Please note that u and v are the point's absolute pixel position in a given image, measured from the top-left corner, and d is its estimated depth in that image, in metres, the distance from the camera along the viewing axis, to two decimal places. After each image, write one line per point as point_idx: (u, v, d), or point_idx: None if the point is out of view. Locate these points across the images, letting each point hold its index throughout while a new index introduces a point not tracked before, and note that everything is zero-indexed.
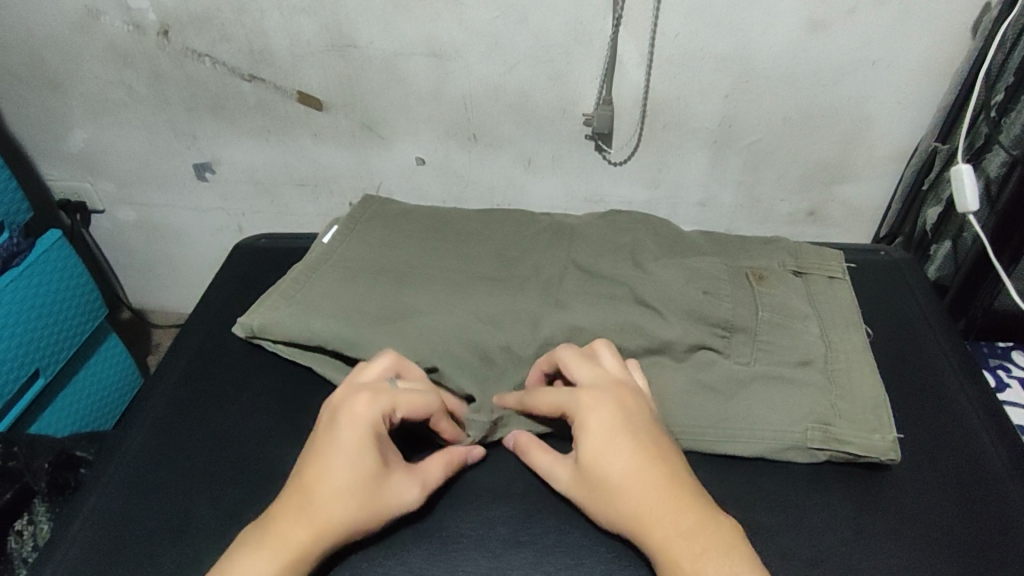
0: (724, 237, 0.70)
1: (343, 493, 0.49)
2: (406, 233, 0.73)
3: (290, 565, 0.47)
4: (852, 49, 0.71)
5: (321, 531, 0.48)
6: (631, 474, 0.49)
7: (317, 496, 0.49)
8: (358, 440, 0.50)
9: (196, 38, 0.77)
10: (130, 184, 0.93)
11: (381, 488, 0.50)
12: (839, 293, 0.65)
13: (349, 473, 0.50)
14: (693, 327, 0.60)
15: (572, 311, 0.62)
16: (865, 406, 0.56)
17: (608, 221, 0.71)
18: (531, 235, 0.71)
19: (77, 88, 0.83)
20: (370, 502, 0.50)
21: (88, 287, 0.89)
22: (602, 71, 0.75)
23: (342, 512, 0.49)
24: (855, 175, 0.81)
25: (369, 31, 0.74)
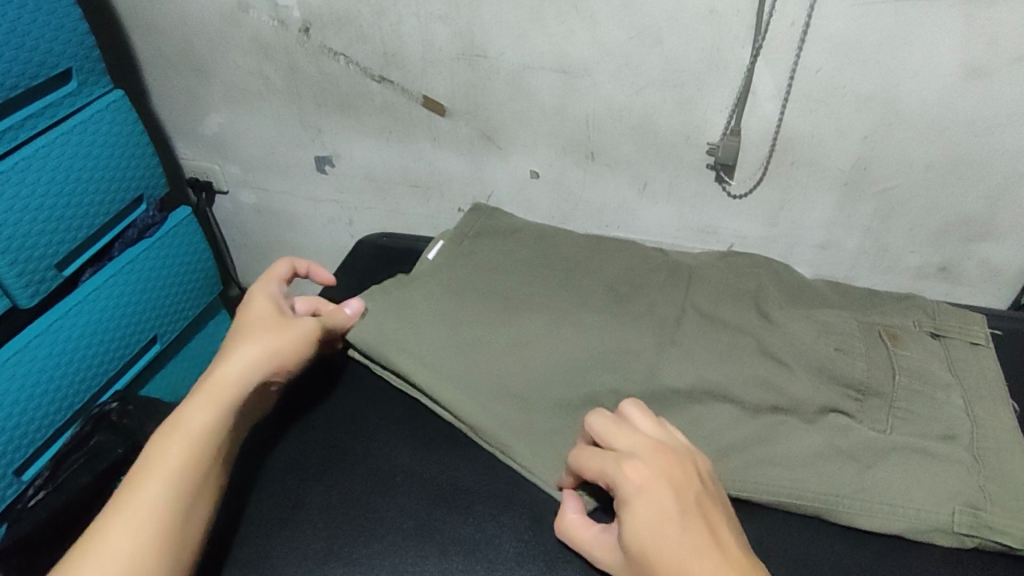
0: (850, 287, 0.67)
1: (253, 331, 0.57)
2: (516, 256, 0.72)
3: (210, 397, 0.53)
4: (1011, 100, 0.66)
5: (244, 362, 0.55)
6: (671, 547, 0.44)
7: (236, 338, 0.57)
8: (251, 298, 0.61)
9: (335, 36, 0.80)
10: (252, 168, 0.98)
11: (283, 319, 0.59)
12: (982, 361, 0.60)
13: (249, 321, 0.59)
14: (825, 387, 0.58)
15: (689, 363, 0.60)
16: (1017, 489, 0.52)
17: (728, 260, 0.69)
18: (643, 269, 0.70)
19: (219, 76, 0.88)
20: (275, 330, 0.58)
21: (206, 263, 0.94)
22: (734, 101, 0.73)
23: (258, 342, 0.56)
24: (998, 233, 0.75)
25: (501, 43, 0.76)
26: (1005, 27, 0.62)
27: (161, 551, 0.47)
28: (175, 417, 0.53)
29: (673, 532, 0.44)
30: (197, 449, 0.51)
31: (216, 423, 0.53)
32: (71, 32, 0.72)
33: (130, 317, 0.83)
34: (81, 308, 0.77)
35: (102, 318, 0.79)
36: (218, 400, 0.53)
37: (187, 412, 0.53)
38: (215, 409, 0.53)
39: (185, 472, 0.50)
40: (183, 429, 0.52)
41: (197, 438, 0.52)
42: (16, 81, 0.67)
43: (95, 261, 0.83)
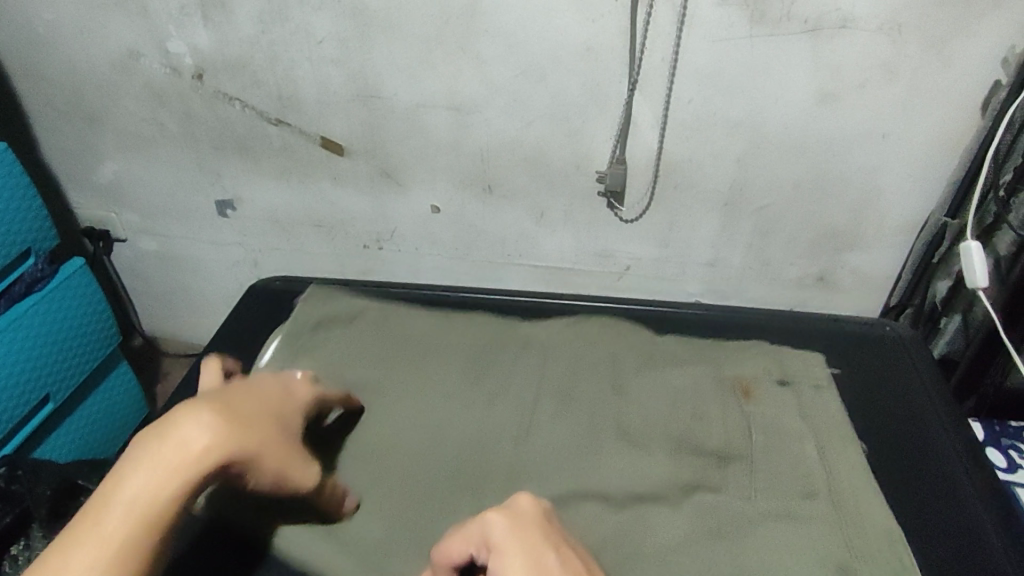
0: (697, 343, 0.70)
1: (274, 426, 0.50)
2: (367, 337, 0.72)
3: (182, 465, 0.44)
4: (860, 122, 0.73)
5: (238, 450, 0.47)
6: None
7: (261, 428, 0.49)
8: (275, 397, 0.54)
9: (229, 81, 0.81)
10: (152, 216, 0.96)
11: (300, 433, 0.53)
12: (828, 402, 0.64)
13: (272, 416, 0.51)
14: (687, 461, 0.59)
15: (552, 446, 0.61)
16: (876, 533, 0.54)
17: (586, 328, 0.72)
18: (508, 348, 0.71)
19: (112, 123, 0.87)
20: (285, 440, 0.50)
21: (105, 315, 0.91)
22: (616, 131, 0.77)
23: (274, 450, 0.49)
24: (863, 243, 0.81)
25: (394, 84, 0.78)
26: (846, 57, 0.69)
27: None
28: (126, 478, 0.43)
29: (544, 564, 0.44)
30: (153, 507, 0.42)
31: (181, 489, 0.43)
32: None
33: (16, 376, 0.79)
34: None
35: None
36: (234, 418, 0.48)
37: (143, 476, 0.43)
38: (184, 480, 0.43)
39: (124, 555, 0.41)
40: (136, 499, 0.42)
41: (155, 513, 0.42)
42: None
43: None
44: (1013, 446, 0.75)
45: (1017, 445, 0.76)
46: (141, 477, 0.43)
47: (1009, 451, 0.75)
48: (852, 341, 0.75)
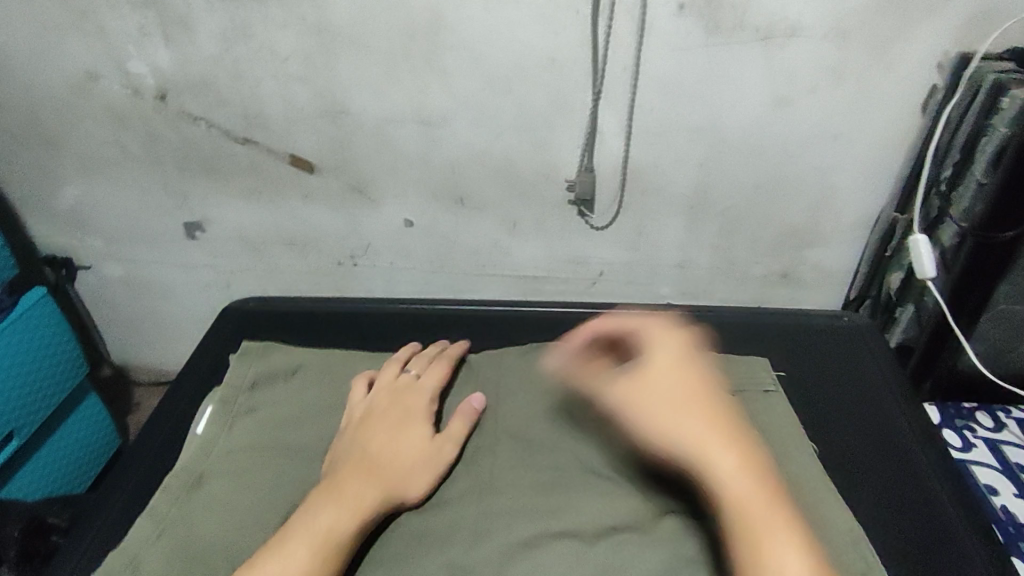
0: (648, 364, 0.70)
1: (405, 463, 0.58)
2: (307, 393, 0.68)
3: (320, 546, 0.51)
4: (813, 124, 0.76)
5: (359, 515, 0.53)
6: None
7: (394, 471, 0.57)
8: (404, 421, 0.61)
9: (193, 101, 0.80)
10: (116, 240, 0.94)
11: (435, 446, 0.60)
12: (778, 407, 0.65)
13: (408, 445, 0.59)
14: (651, 488, 0.57)
15: (513, 489, 0.58)
16: (842, 538, 0.54)
17: (532, 355, 0.71)
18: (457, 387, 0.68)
19: (72, 147, 0.85)
20: (424, 466, 0.58)
21: (71, 346, 0.88)
22: (583, 139, 0.79)
23: (422, 480, 0.57)
24: (823, 239, 0.85)
25: (362, 100, 0.78)
26: (797, 62, 0.72)
27: None
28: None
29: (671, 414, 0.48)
30: None
31: (318, 567, 0.50)
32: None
33: None
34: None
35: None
36: (362, 511, 0.54)
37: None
38: (323, 554, 0.51)
39: None
40: None
41: None
42: None
43: None
44: (966, 426, 0.78)
45: (971, 425, 0.78)
46: (274, 574, 0.49)
47: (962, 431, 0.78)
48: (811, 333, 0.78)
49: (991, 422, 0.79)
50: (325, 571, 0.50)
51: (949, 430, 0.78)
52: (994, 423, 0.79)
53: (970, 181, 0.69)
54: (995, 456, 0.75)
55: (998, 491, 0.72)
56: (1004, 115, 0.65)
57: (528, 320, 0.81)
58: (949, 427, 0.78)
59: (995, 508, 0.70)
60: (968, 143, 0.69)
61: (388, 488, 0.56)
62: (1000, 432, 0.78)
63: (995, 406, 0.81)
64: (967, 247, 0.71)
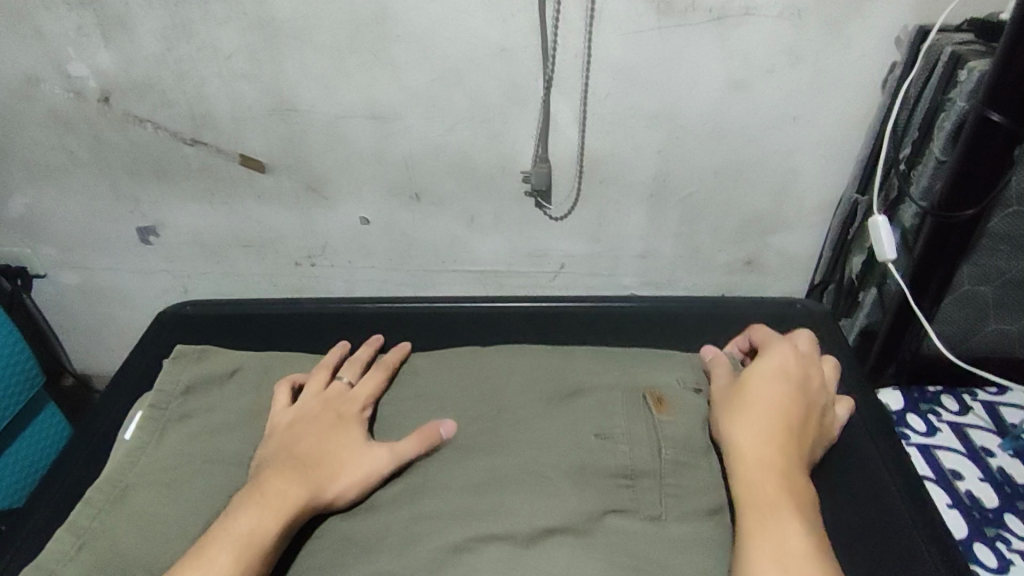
0: (606, 357, 0.71)
1: (333, 465, 0.59)
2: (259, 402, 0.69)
3: (240, 549, 0.51)
4: (771, 107, 0.74)
5: (282, 514, 0.54)
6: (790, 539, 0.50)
7: (320, 473, 0.58)
8: (334, 426, 0.62)
9: (138, 103, 0.78)
10: (70, 247, 0.92)
11: (364, 449, 0.60)
12: None
13: (338, 450, 0.60)
14: (596, 486, 0.58)
15: (450, 493, 0.58)
16: None
17: (482, 361, 0.72)
18: (405, 394, 0.70)
19: (17, 153, 0.83)
20: (353, 468, 0.58)
21: (26, 355, 0.87)
22: (538, 130, 0.77)
23: (349, 482, 0.58)
24: (787, 224, 0.83)
25: (310, 96, 0.76)
26: (752, 43, 0.70)
27: None
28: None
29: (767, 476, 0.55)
30: None
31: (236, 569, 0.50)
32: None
33: None
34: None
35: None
36: (287, 508, 0.54)
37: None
38: (242, 556, 0.51)
39: None
40: None
41: None
42: None
43: None
44: (931, 410, 0.78)
45: (936, 409, 0.78)
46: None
47: (927, 415, 0.77)
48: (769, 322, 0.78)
49: (957, 405, 0.78)
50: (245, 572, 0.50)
51: (914, 415, 0.77)
52: (960, 407, 0.78)
53: (929, 158, 0.68)
54: (959, 440, 0.75)
55: (963, 475, 0.72)
56: (962, 88, 0.64)
57: (478, 315, 0.80)
58: (914, 411, 0.78)
59: (960, 493, 0.70)
60: (927, 120, 0.69)
61: (315, 487, 0.57)
62: (965, 415, 0.77)
63: (960, 390, 0.80)
64: (928, 226, 0.69)
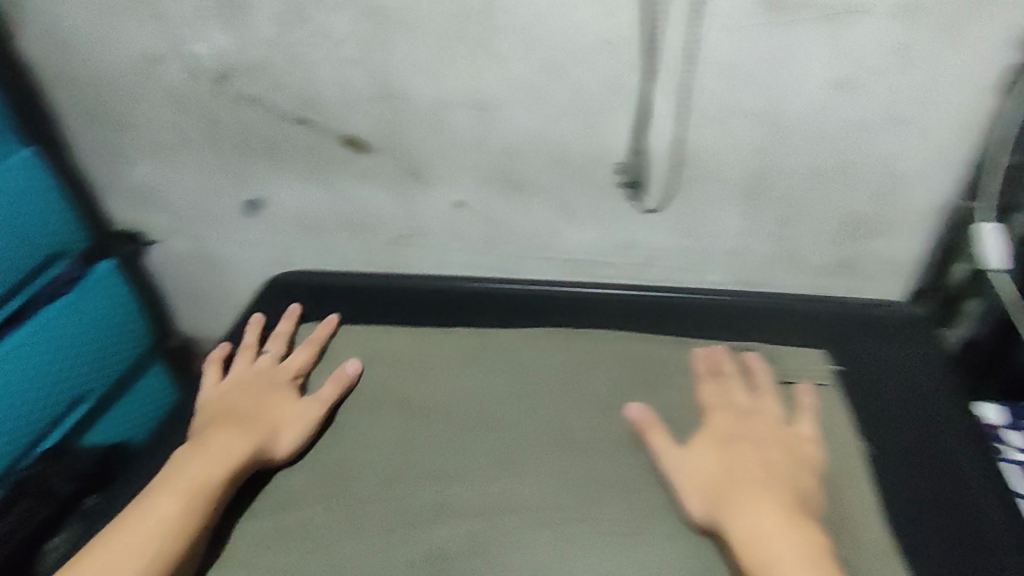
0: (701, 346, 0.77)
1: (267, 426, 0.70)
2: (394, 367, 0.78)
3: (185, 492, 0.63)
4: (876, 105, 0.73)
5: (228, 462, 0.65)
6: (735, 499, 0.59)
7: (262, 431, 0.69)
8: (264, 396, 0.74)
9: (253, 85, 0.83)
10: (181, 218, 0.98)
11: (294, 410, 0.72)
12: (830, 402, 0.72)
13: (240, 410, 0.72)
14: None
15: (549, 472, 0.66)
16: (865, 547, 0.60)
17: (585, 347, 0.78)
18: (509, 370, 0.76)
19: (140, 129, 0.89)
20: (296, 429, 0.70)
21: (133, 313, 1.04)
22: (637, 124, 0.78)
23: (285, 439, 0.69)
24: (887, 229, 0.81)
25: (415, 83, 0.79)
26: (864, 44, 0.69)
27: None
28: (148, 509, 0.61)
29: (721, 471, 0.62)
30: (184, 523, 0.60)
31: (190, 507, 0.62)
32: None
33: (65, 367, 0.93)
34: (27, 365, 0.88)
35: (47, 372, 0.90)
36: (228, 465, 0.65)
37: (162, 509, 0.61)
38: (189, 497, 0.62)
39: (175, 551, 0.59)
40: (160, 522, 0.60)
41: (183, 529, 0.60)
42: None
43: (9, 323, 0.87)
44: None
45: None
46: (160, 510, 0.61)
47: None
48: (858, 322, 0.80)
49: None
50: (200, 510, 0.62)
51: (1013, 430, 0.74)
52: None
53: None
54: None
55: None
56: None
57: (569, 300, 0.84)
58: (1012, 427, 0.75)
59: None
60: None
61: (262, 443, 0.68)
62: None
63: None
64: None
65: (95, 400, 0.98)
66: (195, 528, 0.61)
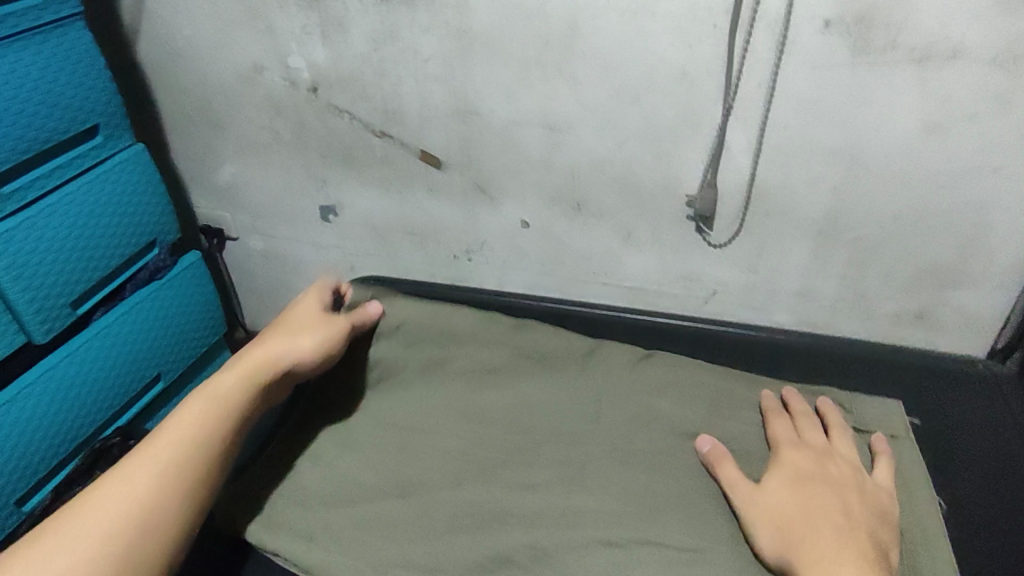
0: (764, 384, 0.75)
1: (290, 335, 0.68)
2: (453, 371, 0.77)
3: (212, 397, 0.62)
4: (968, 155, 0.70)
5: (257, 368, 0.65)
6: (807, 543, 0.56)
7: (285, 336, 0.68)
8: (289, 305, 0.72)
9: (340, 95, 0.87)
10: (261, 216, 1.03)
11: (318, 319, 0.70)
12: (908, 455, 0.68)
13: (270, 324, 0.70)
14: None
15: (604, 488, 0.64)
16: None
17: (645, 367, 0.76)
18: (565, 381, 0.74)
19: (233, 130, 0.96)
20: (319, 336, 0.69)
21: (213, 305, 1.05)
22: (709, 155, 0.78)
23: (306, 346, 0.68)
24: (970, 281, 0.78)
25: (492, 101, 0.82)
26: (956, 88, 0.67)
27: (175, 501, 0.56)
28: (176, 414, 0.61)
29: (802, 512, 0.58)
30: (203, 430, 0.60)
31: (213, 416, 0.61)
32: (82, 76, 0.82)
33: (144, 352, 0.95)
34: (126, 335, 0.92)
35: (128, 352, 0.93)
36: (251, 377, 0.64)
37: (188, 413, 0.61)
38: (216, 402, 0.62)
39: (191, 458, 0.58)
40: (184, 428, 0.60)
41: (201, 437, 0.60)
42: (30, 145, 0.77)
43: (107, 301, 0.94)
44: None
45: None
46: (185, 414, 0.61)
47: None
48: None
49: None
50: (223, 418, 0.61)
51: None
52: None
53: None
54: None
55: None
56: None
57: None
58: None
59: None
60: None
61: (286, 355, 0.67)
62: None
63: None
64: None
65: (170, 380, 1.01)
66: (213, 437, 0.60)
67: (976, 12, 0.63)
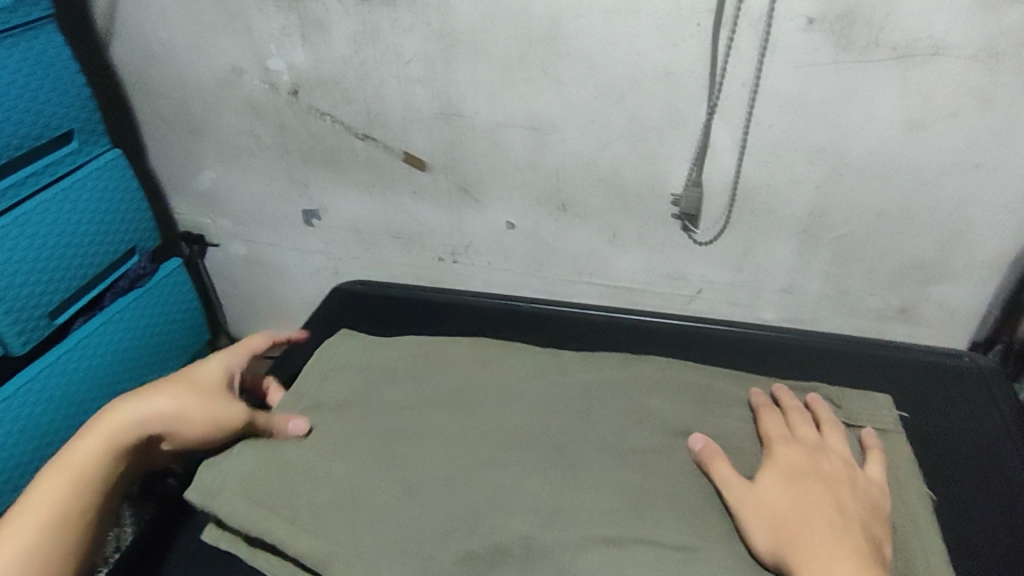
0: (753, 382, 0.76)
1: (172, 402, 0.62)
2: (443, 371, 0.77)
3: (71, 469, 0.57)
4: (949, 152, 0.71)
5: (125, 432, 0.59)
6: (801, 539, 0.56)
7: (164, 398, 0.61)
8: (184, 372, 0.66)
9: (322, 98, 0.86)
10: (243, 222, 1.02)
11: (212, 396, 0.64)
12: (895, 447, 0.69)
13: (159, 383, 0.64)
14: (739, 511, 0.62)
15: (593, 489, 0.64)
16: None
17: (633, 365, 0.77)
18: (556, 383, 0.75)
19: (213, 135, 0.94)
20: (205, 412, 0.63)
21: (196, 312, 1.04)
22: (694, 154, 0.78)
23: (193, 422, 0.62)
24: (952, 276, 0.79)
25: (476, 103, 0.81)
26: (936, 86, 0.67)
27: None
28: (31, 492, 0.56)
29: (796, 509, 0.58)
30: (56, 511, 0.55)
31: (66, 495, 0.56)
32: (53, 80, 0.80)
33: (127, 362, 0.93)
34: (108, 344, 0.90)
35: (111, 362, 0.91)
36: (112, 441, 0.58)
37: (43, 492, 0.55)
38: (73, 477, 0.56)
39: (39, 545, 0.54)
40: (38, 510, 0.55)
41: (51, 519, 0.55)
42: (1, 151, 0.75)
43: (87, 310, 0.92)
44: None
45: None
46: (40, 491, 0.56)
47: None
48: (918, 369, 0.79)
49: None
50: (79, 494, 0.56)
51: None
52: None
53: None
54: None
55: None
56: None
57: (611, 327, 0.86)
58: None
59: None
60: None
61: (166, 425, 0.61)
62: None
63: None
64: None
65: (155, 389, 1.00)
66: (70, 518, 0.55)
67: (954, 11, 0.63)
